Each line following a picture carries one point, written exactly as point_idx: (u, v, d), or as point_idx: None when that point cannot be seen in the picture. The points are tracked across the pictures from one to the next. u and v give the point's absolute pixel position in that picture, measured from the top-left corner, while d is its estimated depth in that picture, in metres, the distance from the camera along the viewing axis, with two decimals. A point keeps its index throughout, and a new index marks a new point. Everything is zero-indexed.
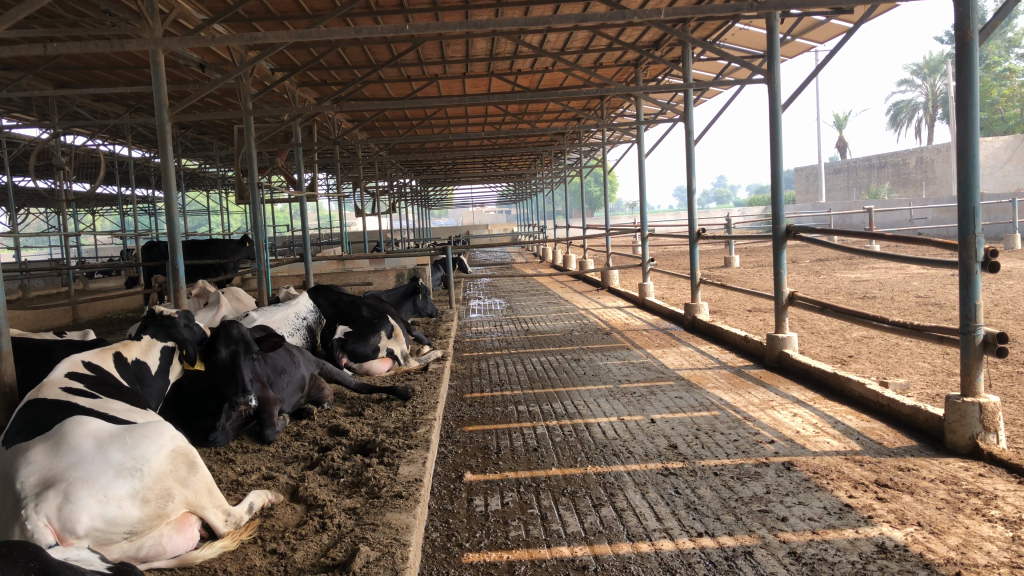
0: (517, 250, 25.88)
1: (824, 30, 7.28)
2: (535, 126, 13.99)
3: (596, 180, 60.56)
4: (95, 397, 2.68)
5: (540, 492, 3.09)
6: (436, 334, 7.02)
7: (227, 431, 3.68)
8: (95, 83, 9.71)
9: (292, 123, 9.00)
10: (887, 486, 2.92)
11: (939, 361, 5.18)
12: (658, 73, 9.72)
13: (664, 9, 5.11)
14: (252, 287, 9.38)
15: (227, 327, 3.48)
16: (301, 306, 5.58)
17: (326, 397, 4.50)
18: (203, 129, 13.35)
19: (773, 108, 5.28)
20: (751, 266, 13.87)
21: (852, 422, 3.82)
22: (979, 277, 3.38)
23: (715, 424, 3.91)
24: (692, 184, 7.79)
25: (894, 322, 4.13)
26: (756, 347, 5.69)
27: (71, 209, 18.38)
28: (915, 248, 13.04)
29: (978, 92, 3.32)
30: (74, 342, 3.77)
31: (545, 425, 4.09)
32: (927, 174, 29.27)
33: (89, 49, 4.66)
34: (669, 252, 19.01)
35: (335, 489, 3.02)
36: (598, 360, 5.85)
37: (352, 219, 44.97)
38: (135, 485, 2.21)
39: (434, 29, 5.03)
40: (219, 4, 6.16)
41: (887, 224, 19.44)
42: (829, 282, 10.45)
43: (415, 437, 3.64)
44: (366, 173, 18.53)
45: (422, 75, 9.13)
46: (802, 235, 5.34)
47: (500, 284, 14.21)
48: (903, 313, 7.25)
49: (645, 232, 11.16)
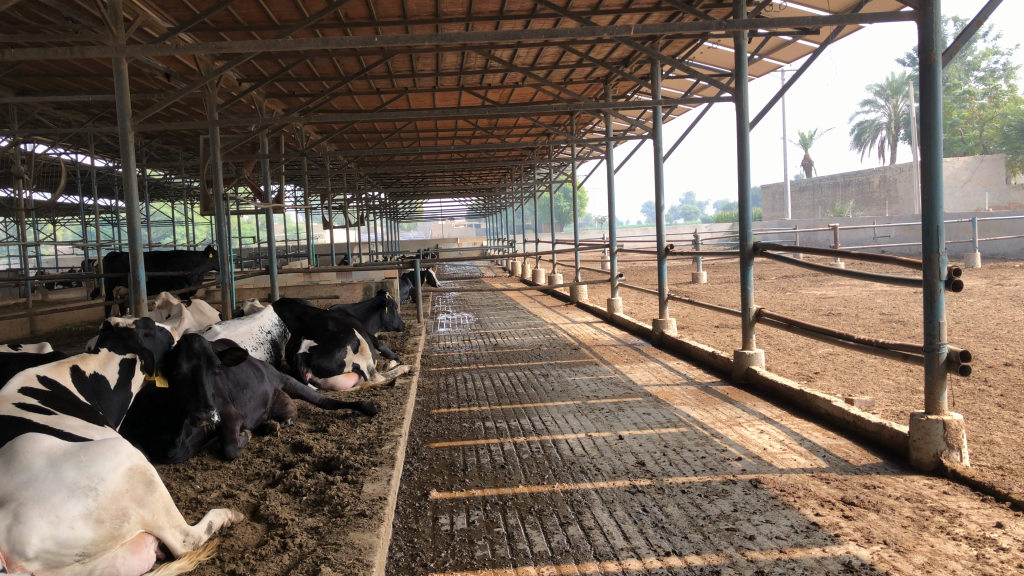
0: (486, 264, 25.91)
1: (791, 50, 7.38)
2: (505, 140, 14.02)
3: (564, 194, 60.82)
4: (49, 413, 2.60)
5: (507, 510, 3.06)
6: (403, 349, 6.95)
7: (187, 447, 3.58)
8: (56, 91, 9.53)
9: (259, 134, 8.92)
10: (854, 504, 2.93)
11: (903, 378, 5.24)
12: (628, 91, 9.79)
13: (633, 27, 5.12)
14: (216, 300, 9.23)
15: (188, 341, 3.39)
16: (265, 319, 5.52)
17: (290, 413, 4.42)
18: (169, 139, 13.18)
19: (740, 126, 5.31)
20: (719, 282, 13.98)
21: (817, 439, 3.84)
22: (943, 296, 3.41)
23: (683, 441, 3.91)
24: (660, 201, 7.82)
25: (860, 339, 4.16)
26: (723, 363, 5.70)
27: (32, 218, 18.02)
28: (880, 266, 13.23)
29: (941, 112, 3.37)
30: (30, 355, 3.67)
31: (512, 441, 4.06)
32: (889, 194, 29.78)
33: (48, 56, 4.56)
34: (638, 267, 19.11)
35: (297, 508, 2.96)
36: (566, 375, 5.83)
37: (319, 231, 44.77)
38: (89, 505, 2.14)
39: (404, 41, 4.99)
40: (185, 13, 6.08)
41: (852, 242, 19.75)
42: (795, 299, 10.55)
43: (380, 454, 3.58)
44: (334, 185, 18.36)
45: (391, 88, 9.09)
46: (769, 252, 5.37)
47: (469, 297, 14.18)
48: (868, 330, 7.33)
49: (613, 248, 11.18)
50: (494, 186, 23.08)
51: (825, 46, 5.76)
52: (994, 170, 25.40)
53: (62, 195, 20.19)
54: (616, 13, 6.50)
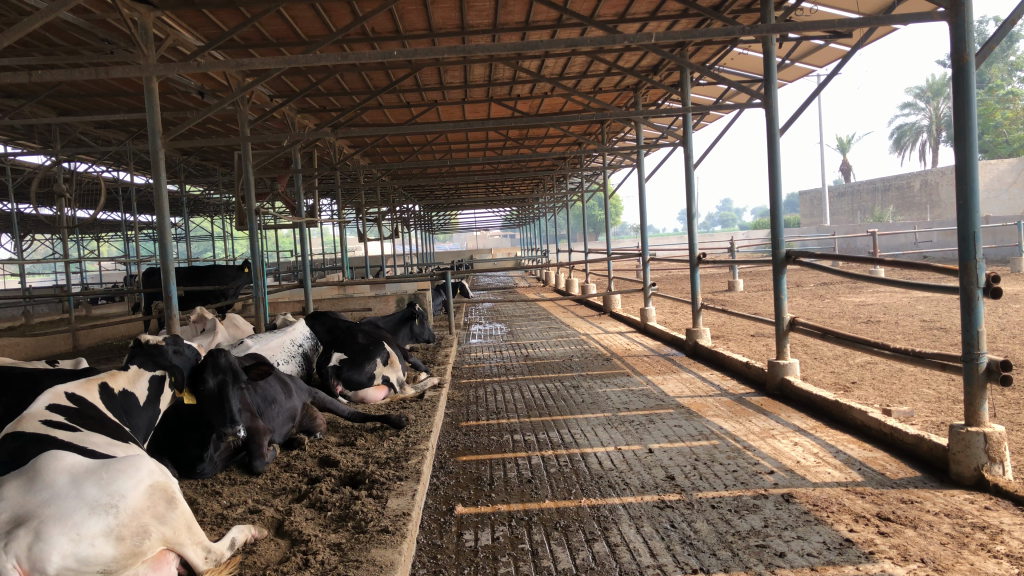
0: (520, 274, 25.93)
1: (822, 53, 7.26)
2: (536, 151, 14.02)
3: (599, 203, 60.62)
4: (75, 430, 2.62)
5: (532, 526, 3.01)
6: (434, 361, 6.94)
7: (215, 462, 3.60)
8: (96, 110, 9.72)
9: (291, 149, 9.00)
10: (890, 519, 2.84)
11: (944, 388, 5.10)
12: (658, 98, 9.72)
13: (657, 34, 5.06)
14: (251, 313, 9.32)
15: (215, 356, 3.38)
16: (297, 333, 5.54)
17: (318, 426, 4.42)
18: (206, 155, 13.38)
19: (770, 133, 5.23)
20: (755, 290, 13.80)
21: (853, 451, 3.74)
22: (981, 303, 3.30)
23: (715, 454, 3.83)
24: (692, 208, 7.73)
25: (896, 349, 4.05)
26: (758, 373, 5.59)
27: (75, 235, 18.40)
28: (921, 273, 12.96)
29: (976, 115, 3.27)
30: (64, 371, 3.71)
31: (540, 454, 4.02)
32: (931, 198, 29.16)
33: (78, 77, 4.64)
34: (672, 275, 18.95)
35: (321, 524, 2.95)
36: (597, 387, 5.75)
37: (356, 244, 45.24)
38: (109, 522, 2.14)
39: (428, 53, 4.99)
40: (215, 30, 6.16)
41: (893, 248, 19.41)
42: (833, 306, 10.36)
43: (406, 468, 3.56)
44: (368, 198, 18.52)
45: (421, 101, 9.14)
46: (802, 260, 5.26)
47: (503, 308, 14.19)
48: (907, 338, 7.16)
49: (647, 256, 11.07)
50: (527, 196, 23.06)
51: (857, 49, 5.66)
52: None
53: (103, 212, 20.60)
54: (643, 21, 6.47)
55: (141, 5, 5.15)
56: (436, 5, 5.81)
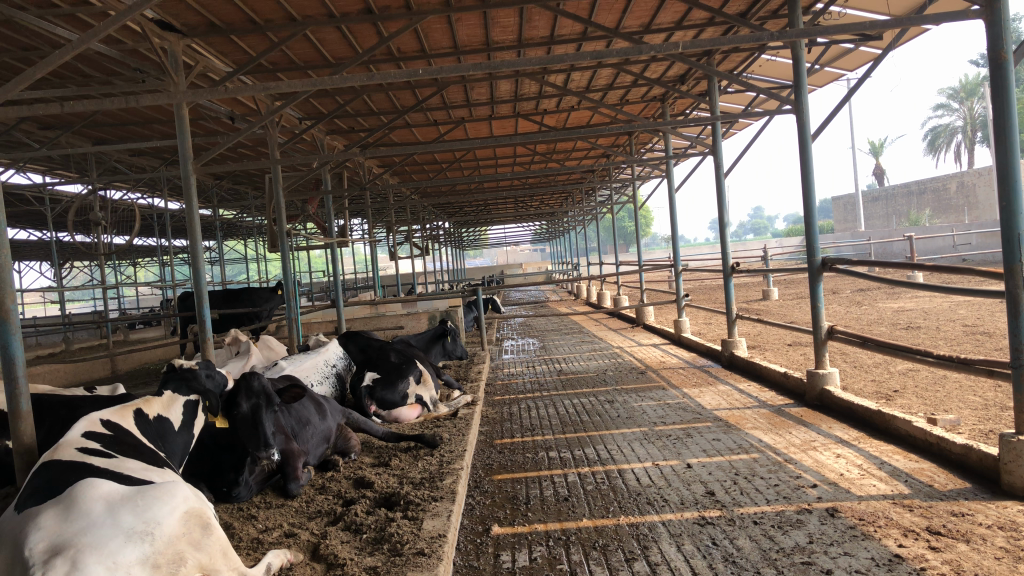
0: (551, 288, 25.94)
1: (853, 57, 7.17)
2: (564, 164, 14.01)
3: (629, 214, 60.51)
4: (110, 457, 2.62)
5: (571, 546, 2.96)
6: (467, 378, 6.91)
7: (250, 486, 3.58)
8: (130, 138, 9.88)
9: (321, 170, 9.07)
10: (940, 534, 2.74)
11: (990, 395, 4.95)
12: (686, 108, 9.65)
13: (684, 43, 5.01)
14: (284, 334, 9.37)
15: (248, 380, 3.40)
16: (330, 353, 5.56)
17: (353, 447, 4.41)
18: (237, 178, 13.55)
19: (802, 139, 5.15)
20: (790, 298, 13.62)
21: (899, 462, 3.64)
22: None
23: (755, 468, 3.74)
24: (724, 217, 7.63)
25: (940, 356, 3.93)
26: (796, 383, 5.48)
27: (112, 261, 18.73)
28: (962, 277, 12.69)
29: (1016, 114, 3.18)
30: (102, 398, 3.74)
31: (577, 471, 3.97)
32: (968, 200, 28.61)
33: (109, 106, 4.71)
34: (706, 285, 18.77)
35: (357, 547, 2.92)
36: (631, 401, 5.68)
37: (389, 262, 45.58)
38: (146, 550, 2.12)
39: (454, 70, 4.99)
40: (243, 56, 6.23)
41: (931, 252, 19.07)
42: (871, 313, 10.17)
43: (440, 489, 3.52)
44: (399, 216, 18.65)
45: (448, 119, 9.18)
46: (839, 267, 5.16)
47: (535, 322, 14.17)
48: (950, 343, 6.99)
49: (679, 267, 10.97)
50: (557, 210, 23.02)
51: (888, 51, 5.57)
52: None
53: (140, 238, 20.98)
54: (670, 31, 6.43)
55: (171, 33, 5.23)
56: (461, 22, 5.82)
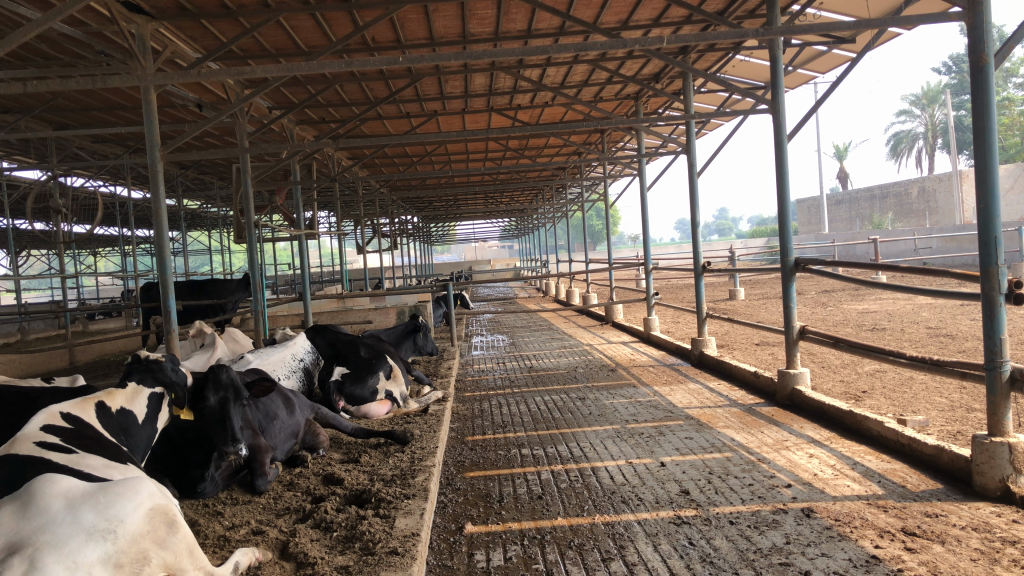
0: (520, 285, 25.99)
1: (826, 59, 7.22)
2: (536, 160, 13.97)
3: (597, 213, 60.80)
4: (71, 452, 2.51)
5: (546, 545, 2.92)
6: (437, 373, 6.84)
7: (216, 482, 3.49)
8: (93, 124, 9.64)
9: (290, 161, 8.93)
10: (915, 535, 2.74)
11: (957, 395, 5.01)
12: (659, 107, 9.67)
13: (663, 39, 4.99)
14: (249, 327, 9.20)
15: (216, 372, 3.31)
16: (298, 347, 5.45)
17: (321, 443, 4.33)
18: (204, 168, 13.31)
19: (778, 138, 5.16)
20: (756, 299, 13.73)
21: (871, 463, 3.65)
22: (1004, 309, 3.22)
23: (729, 467, 3.73)
24: (696, 216, 7.64)
25: (912, 357, 3.94)
26: (767, 383, 5.50)
27: (72, 250, 18.31)
28: (925, 279, 12.90)
29: (995, 115, 3.21)
30: (62, 390, 3.61)
31: (550, 469, 3.92)
32: (929, 204, 29.09)
33: (74, 87, 4.56)
34: (673, 284, 18.90)
35: (327, 545, 2.85)
36: (603, 399, 5.65)
37: (356, 256, 45.26)
38: (107, 549, 2.03)
39: (431, 59, 4.93)
40: (213, 42, 6.10)
41: (894, 255, 19.35)
42: (837, 314, 10.27)
43: (413, 486, 3.45)
44: (367, 210, 18.51)
45: (420, 111, 9.11)
46: (812, 267, 5.17)
47: (504, 318, 14.15)
48: (915, 345, 7.07)
49: (649, 265, 10.98)
50: (527, 206, 23.00)
51: (864, 53, 5.61)
52: None
53: (100, 227, 20.54)
54: (647, 27, 6.43)
55: (139, 16, 5.09)
56: (437, 13, 5.75)
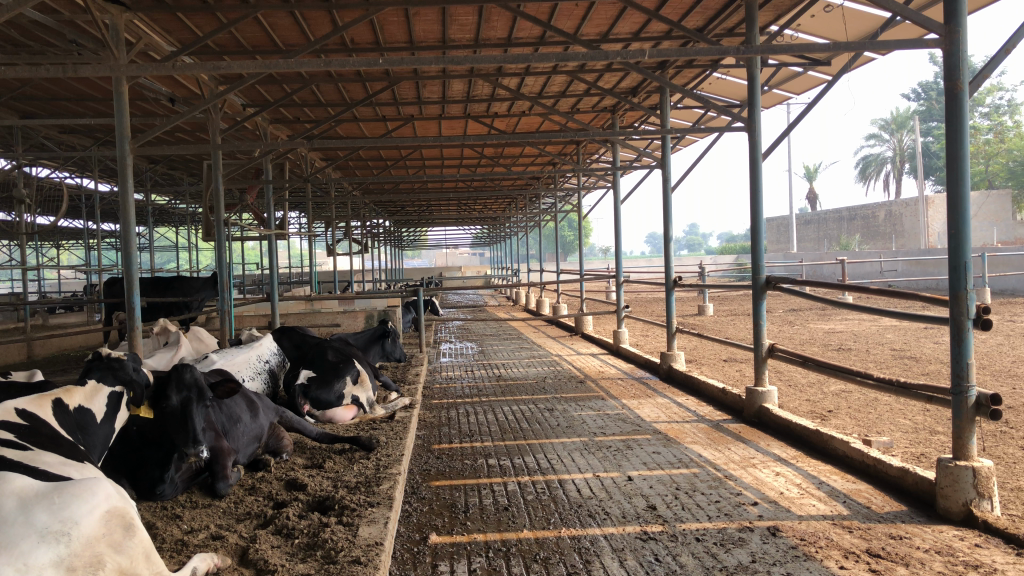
0: (490, 293, 25.95)
1: (802, 81, 7.30)
2: (511, 169, 13.98)
3: (570, 224, 61.09)
4: (25, 448, 2.44)
5: (511, 557, 2.89)
6: (404, 380, 6.78)
7: (176, 484, 3.41)
8: (61, 114, 9.46)
9: (262, 160, 8.83)
10: (880, 556, 2.75)
11: (920, 418, 5.07)
12: (635, 121, 9.72)
13: (643, 52, 5.00)
14: (215, 326, 9.05)
15: (179, 372, 3.24)
16: (264, 348, 5.36)
17: (285, 447, 4.26)
18: (174, 163, 13.11)
19: (753, 156, 5.19)
20: (725, 315, 13.84)
21: (836, 483, 3.66)
22: (971, 334, 3.25)
23: (695, 483, 3.73)
24: (668, 231, 7.66)
25: (879, 379, 3.96)
26: (735, 400, 5.52)
27: (34, 241, 17.91)
28: (891, 302, 13.09)
29: (967, 141, 3.24)
30: (19, 384, 3.50)
31: (517, 480, 3.89)
32: (895, 228, 29.55)
33: (43, 75, 4.46)
34: (643, 298, 19.00)
35: (288, 552, 2.79)
36: (571, 410, 5.63)
37: (327, 258, 44.83)
38: (60, 552, 1.97)
39: (409, 62, 4.89)
40: (189, 36, 6.02)
41: (860, 276, 19.63)
42: (804, 333, 10.36)
43: (377, 494, 3.41)
44: (339, 213, 18.40)
45: (397, 115, 9.06)
46: (782, 286, 5.20)
47: (473, 327, 14.12)
48: (880, 367, 7.15)
49: (619, 278, 11.01)
50: (500, 215, 23.01)
51: (839, 76, 5.67)
52: (999, 206, 24.06)
53: (64, 219, 20.14)
54: (626, 41, 6.45)
55: (113, 6, 5.01)
56: (418, 17, 5.72)
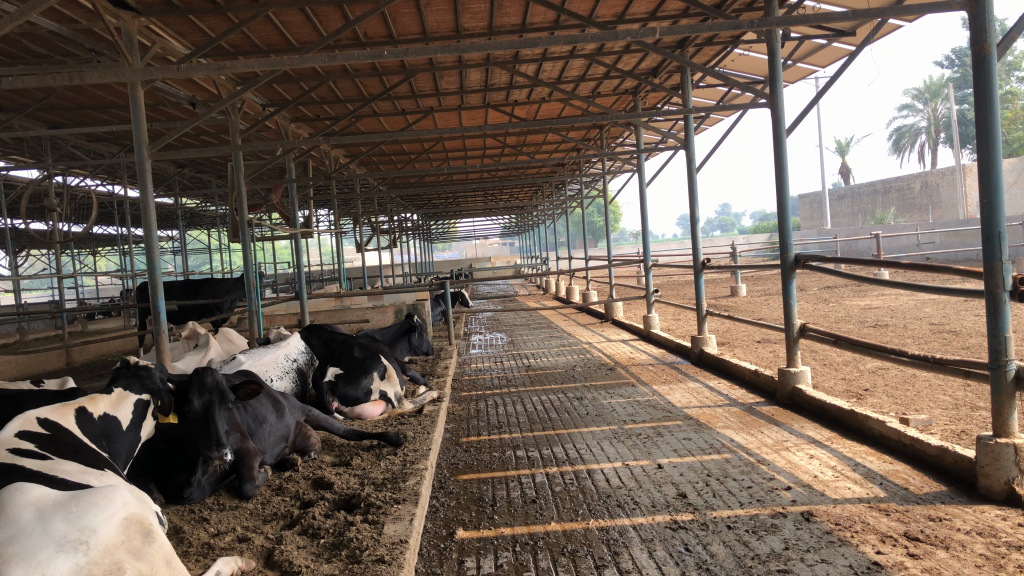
0: (520, 282, 25.96)
1: (827, 53, 7.13)
2: (535, 157, 13.91)
3: (600, 210, 60.88)
4: (45, 458, 2.44)
5: (538, 551, 2.84)
6: (433, 373, 6.76)
7: (203, 486, 3.41)
8: (87, 122, 9.59)
9: (284, 159, 8.87)
10: (919, 539, 2.66)
11: (960, 394, 4.93)
12: (656, 102, 9.61)
13: (657, 30, 4.91)
14: (245, 326, 9.11)
15: (201, 375, 3.21)
16: (291, 348, 5.36)
17: (312, 446, 4.25)
18: (201, 166, 13.24)
19: (776, 132, 5.07)
20: (758, 295, 13.67)
21: (873, 464, 3.57)
22: (1008, 306, 3.14)
23: (727, 469, 3.65)
24: (694, 212, 7.54)
25: (915, 355, 3.84)
26: (768, 382, 5.41)
27: (70, 249, 18.26)
28: (929, 276, 12.83)
29: (997, 107, 3.12)
30: (49, 393, 3.51)
31: (545, 472, 3.84)
32: (932, 199, 28.96)
33: (58, 83, 4.49)
34: (675, 282, 18.83)
35: (313, 553, 2.77)
36: (601, 398, 5.56)
37: (357, 254, 45.17)
38: (78, 560, 1.95)
39: (420, 52, 4.84)
40: (202, 38, 6.04)
41: (897, 250, 19.27)
42: (839, 310, 10.17)
43: (403, 490, 3.38)
44: (366, 208, 18.48)
45: (416, 108, 9.04)
46: (812, 264, 5.09)
47: (503, 316, 14.13)
48: (918, 342, 6.98)
49: (648, 262, 10.90)
50: (527, 203, 22.96)
51: (864, 46, 5.52)
52: None
53: (100, 227, 20.52)
54: (643, 21, 6.34)
55: (125, 12, 5.03)
56: (430, 7, 5.67)
